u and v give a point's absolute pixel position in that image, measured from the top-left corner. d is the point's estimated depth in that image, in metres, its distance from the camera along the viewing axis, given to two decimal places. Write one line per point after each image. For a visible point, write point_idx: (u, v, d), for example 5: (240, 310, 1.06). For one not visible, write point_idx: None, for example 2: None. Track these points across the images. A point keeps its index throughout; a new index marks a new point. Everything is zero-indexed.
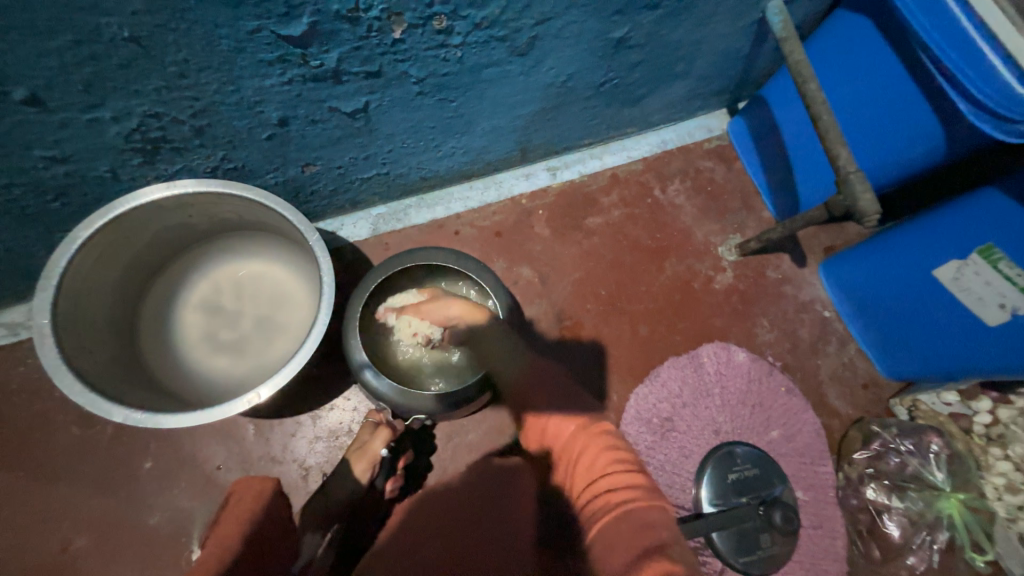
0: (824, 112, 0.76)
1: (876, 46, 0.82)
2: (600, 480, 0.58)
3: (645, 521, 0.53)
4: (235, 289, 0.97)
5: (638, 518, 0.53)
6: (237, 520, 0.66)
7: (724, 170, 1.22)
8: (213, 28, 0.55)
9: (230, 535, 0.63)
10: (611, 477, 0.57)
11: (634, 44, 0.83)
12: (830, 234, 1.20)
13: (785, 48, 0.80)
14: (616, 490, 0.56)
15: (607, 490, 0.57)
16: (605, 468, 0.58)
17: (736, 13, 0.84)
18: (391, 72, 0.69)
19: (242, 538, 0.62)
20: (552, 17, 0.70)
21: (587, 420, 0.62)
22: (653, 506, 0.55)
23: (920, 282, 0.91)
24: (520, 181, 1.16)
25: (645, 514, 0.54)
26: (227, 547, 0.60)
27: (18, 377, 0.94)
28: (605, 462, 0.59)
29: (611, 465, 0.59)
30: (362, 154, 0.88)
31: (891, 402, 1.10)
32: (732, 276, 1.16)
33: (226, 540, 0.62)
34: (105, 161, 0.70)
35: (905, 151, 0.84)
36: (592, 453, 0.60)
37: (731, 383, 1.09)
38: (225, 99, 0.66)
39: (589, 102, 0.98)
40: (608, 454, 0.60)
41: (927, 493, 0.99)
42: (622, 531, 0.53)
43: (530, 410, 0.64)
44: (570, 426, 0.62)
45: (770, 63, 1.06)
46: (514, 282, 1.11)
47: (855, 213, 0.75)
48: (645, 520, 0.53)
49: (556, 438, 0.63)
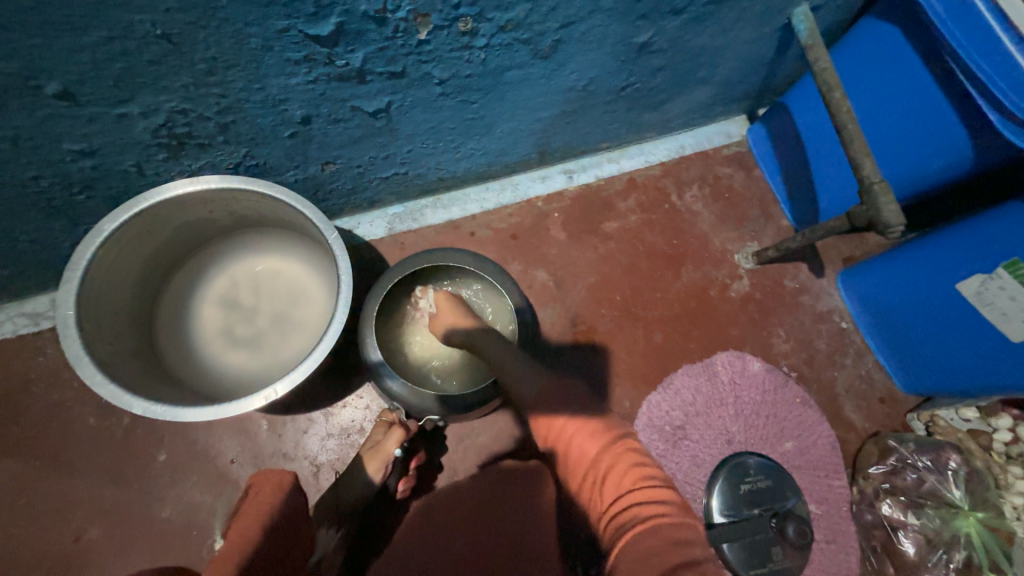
0: (849, 121, 0.75)
1: (903, 54, 0.81)
2: (627, 496, 0.53)
3: (679, 539, 0.50)
4: (252, 285, 0.97)
5: (672, 536, 0.50)
6: (257, 513, 0.64)
7: (743, 177, 1.21)
8: (244, 27, 0.55)
9: (252, 524, 0.62)
10: (642, 492, 0.53)
11: (658, 49, 0.83)
12: (850, 244, 1.18)
13: (811, 55, 0.79)
14: (647, 505, 0.52)
15: (636, 505, 0.52)
16: (634, 484, 0.54)
17: (762, 19, 0.83)
18: (414, 73, 0.69)
19: (263, 529, 0.61)
20: (576, 20, 0.69)
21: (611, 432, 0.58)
22: (684, 523, 0.52)
23: (942, 295, 0.89)
24: (536, 183, 1.15)
25: (678, 531, 0.50)
26: (248, 535, 0.59)
27: (38, 367, 0.96)
28: (634, 478, 0.55)
29: (639, 481, 0.54)
30: (381, 153, 0.89)
31: (909, 417, 1.09)
32: (748, 284, 1.15)
33: (248, 529, 0.61)
34: (132, 156, 0.71)
35: (930, 162, 0.83)
36: (619, 467, 0.56)
37: (745, 392, 1.08)
38: (251, 96, 0.66)
39: (609, 106, 0.98)
40: (636, 470, 0.55)
41: (945, 511, 0.96)
42: (657, 550, 0.49)
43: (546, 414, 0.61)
44: (593, 442, 0.57)
45: (793, 69, 1.05)
46: (529, 284, 1.11)
47: (878, 224, 0.73)
48: (680, 537, 0.50)
49: (578, 455, 0.58)
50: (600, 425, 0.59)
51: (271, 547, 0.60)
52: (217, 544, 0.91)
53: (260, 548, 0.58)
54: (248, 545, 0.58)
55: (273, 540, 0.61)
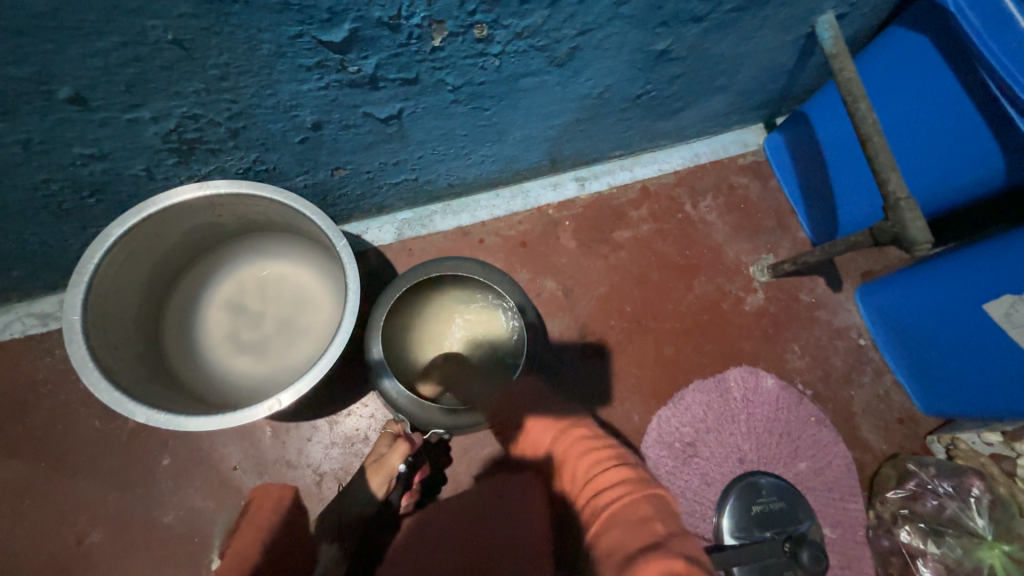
0: (875, 134, 0.72)
1: (933, 65, 0.78)
2: (586, 476, 0.65)
3: (642, 519, 0.56)
4: (259, 289, 0.97)
5: (632, 515, 0.56)
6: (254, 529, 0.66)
7: (758, 187, 1.18)
8: (256, 33, 0.54)
9: (248, 543, 0.64)
10: (597, 471, 0.64)
11: (676, 57, 0.81)
12: (869, 258, 1.15)
13: (835, 65, 0.77)
14: (604, 484, 0.62)
15: (596, 487, 0.62)
16: (587, 462, 0.67)
17: (785, 27, 0.81)
18: (428, 79, 0.68)
19: (260, 547, 0.64)
20: (594, 27, 0.67)
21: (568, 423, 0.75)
22: (644, 500, 0.58)
23: (969, 316, 0.85)
24: (547, 191, 1.14)
25: (637, 509, 0.57)
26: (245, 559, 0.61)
27: (45, 368, 0.96)
28: (585, 457, 0.68)
29: (592, 462, 0.66)
30: (392, 159, 0.87)
31: (928, 439, 1.05)
32: (763, 298, 1.12)
33: (244, 548, 0.63)
34: (142, 160, 0.70)
35: (956, 177, 0.80)
36: (571, 451, 0.70)
37: (758, 410, 1.05)
38: (262, 102, 0.65)
39: (625, 114, 0.96)
40: (584, 447, 0.69)
41: (966, 540, 0.92)
42: (622, 529, 0.56)
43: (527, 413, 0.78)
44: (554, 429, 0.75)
45: (815, 79, 1.02)
46: (537, 293, 1.09)
47: (903, 242, 0.71)
48: (640, 516, 0.56)
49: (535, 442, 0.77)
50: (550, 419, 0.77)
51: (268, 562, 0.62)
52: (216, 563, 0.90)
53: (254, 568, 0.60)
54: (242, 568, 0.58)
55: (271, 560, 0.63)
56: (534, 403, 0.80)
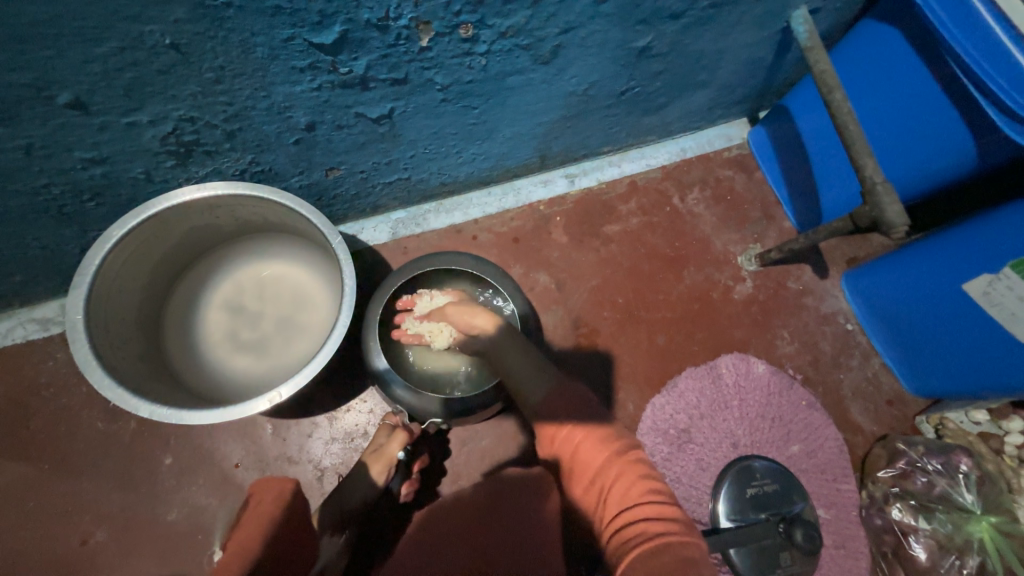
0: (850, 122, 0.74)
1: (902, 54, 0.81)
2: (635, 507, 0.55)
3: (686, 557, 0.51)
4: (257, 289, 0.98)
5: (680, 552, 0.51)
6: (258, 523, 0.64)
7: (744, 178, 1.21)
8: (250, 36, 0.56)
9: (252, 537, 0.62)
10: (649, 507, 0.55)
11: (657, 53, 0.84)
12: (853, 245, 1.18)
13: (810, 57, 0.79)
14: (656, 522, 0.54)
15: (646, 523, 0.54)
16: (641, 495, 0.56)
17: (761, 22, 0.84)
18: (416, 79, 0.70)
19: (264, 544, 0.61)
20: (576, 26, 0.70)
21: (620, 446, 0.60)
22: (691, 542, 0.53)
23: (950, 296, 0.88)
24: (538, 188, 1.16)
25: (685, 549, 0.51)
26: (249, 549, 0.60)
27: (47, 371, 0.97)
28: (641, 490, 0.57)
29: (648, 495, 0.56)
30: (384, 159, 0.90)
31: (918, 419, 1.07)
32: (752, 286, 1.15)
33: (249, 542, 0.61)
34: (141, 163, 0.73)
35: (931, 161, 0.83)
36: (626, 480, 0.57)
37: (750, 395, 1.08)
38: (257, 104, 0.67)
39: (610, 110, 0.98)
40: (641, 483, 0.57)
41: (956, 515, 0.94)
42: (663, 564, 0.50)
43: (547, 420, 0.62)
44: (603, 453, 0.59)
45: (793, 72, 1.05)
46: (531, 288, 1.11)
47: (881, 224, 0.73)
48: (687, 556, 0.51)
49: (586, 464, 0.59)
50: (609, 435, 0.60)
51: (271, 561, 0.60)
52: (216, 556, 0.91)
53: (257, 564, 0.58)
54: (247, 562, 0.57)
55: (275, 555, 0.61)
56: (583, 413, 0.62)
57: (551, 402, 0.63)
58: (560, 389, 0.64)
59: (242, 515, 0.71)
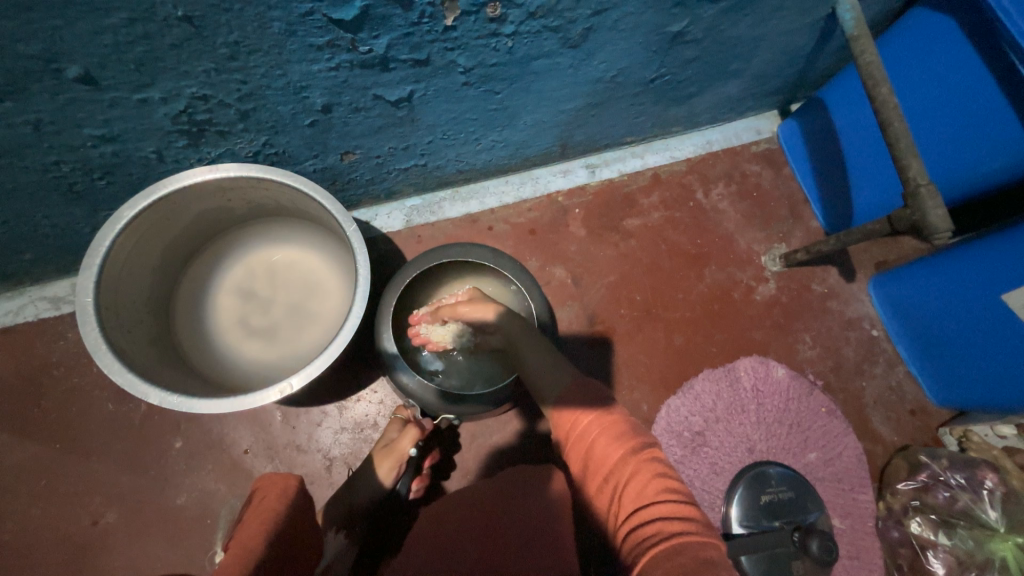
0: (895, 118, 0.68)
1: (957, 46, 0.74)
2: (650, 507, 0.49)
3: (705, 558, 0.45)
4: (268, 275, 0.97)
5: (698, 555, 0.45)
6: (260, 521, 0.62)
7: (772, 174, 1.17)
8: (267, 10, 0.53)
9: (253, 536, 0.59)
10: (666, 506, 0.49)
11: (692, 39, 0.79)
12: (884, 248, 1.13)
13: (856, 47, 0.72)
14: (672, 522, 0.47)
15: (661, 523, 0.47)
16: (657, 494, 0.49)
17: (803, 8, 0.78)
18: (439, 61, 0.67)
19: (267, 543, 0.59)
20: (610, 7, 0.65)
21: (635, 442, 0.54)
22: (710, 543, 0.47)
23: (987, 307, 0.83)
24: (557, 178, 1.12)
25: (703, 550, 0.45)
26: (253, 549, 0.57)
27: (58, 351, 0.97)
28: (657, 488, 0.50)
29: (664, 494, 0.50)
30: (402, 144, 0.86)
31: (941, 431, 1.05)
32: (775, 288, 1.11)
33: (250, 541, 0.59)
34: (152, 142, 0.70)
35: (980, 164, 0.78)
36: (641, 478, 0.51)
37: (768, 400, 1.05)
38: (273, 82, 0.64)
39: (637, 99, 0.94)
40: (658, 481, 0.51)
41: (978, 532, 0.91)
42: (679, 566, 0.44)
43: (561, 422, 0.58)
44: (617, 451, 0.53)
45: (833, 62, 0.99)
46: (546, 282, 1.08)
47: (922, 229, 0.68)
48: (706, 558, 0.45)
49: (599, 462, 0.54)
50: (624, 431, 0.54)
51: (274, 560, 0.58)
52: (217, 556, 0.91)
53: (263, 561, 0.56)
54: (251, 559, 0.55)
55: (278, 552, 0.59)
56: (598, 411, 0.56)
57: (563, 403, 0.59)
58: (574, 385, 0.60)
59: (243, 512, 0.70)
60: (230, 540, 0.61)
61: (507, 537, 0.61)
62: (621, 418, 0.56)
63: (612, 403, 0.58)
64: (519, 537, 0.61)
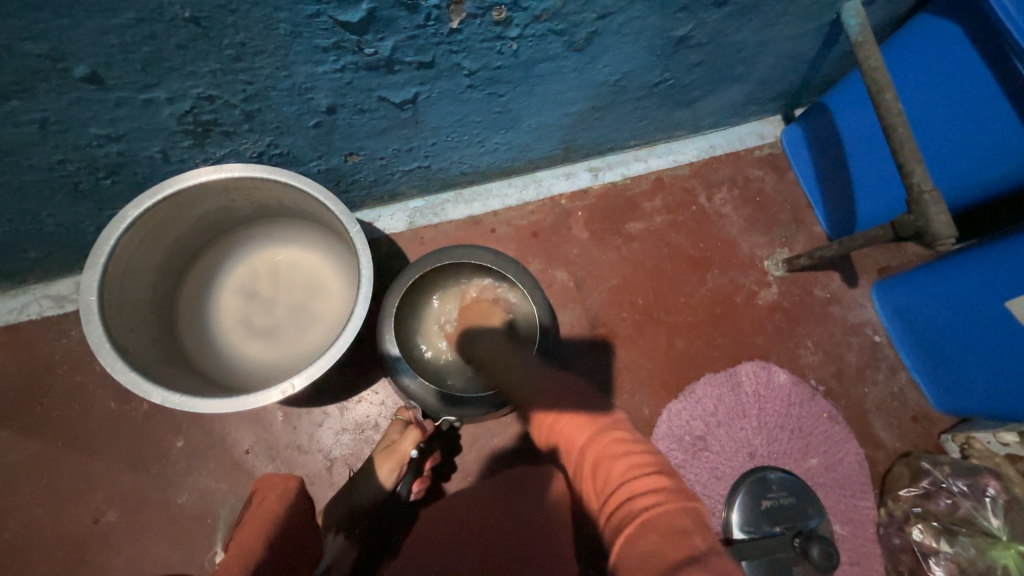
0: (900, 125, 0.68)
1: (963, 55, 0.74)
2: (619, 487, 0.49)
3: (673, 528, 0.44)
4: (271, 275, 0.97)
5: (666, 526, 0.44)
6: (260, 522, 0.62)
7: (775, 179, 1.16)
8: (273, 12, 0.53)
9: (253, 537, 0.59)
10: (632, 482, 0.49)
11: (696, 44, 0.79)
12: (887, 254, 1.13)
13: (861, 53, 0.72)
14: (639, 498, 0.47)
15: (629, 500, 0.48)
16: (623, 473, 0.50)
17: (809, 14, 0.78)
18: (444, 63, 0.67)
19: (268, 545, 0.59)
20: (614, 11, 0.66)
21: (598, 427, 0.54)
22: (682, 510, 0.46)
23: (992, 314, 0.83)
24: (560, 180, 1.12)
25: (671, 519, 0.45)
26: (253, 551, 0.57)
27: (60, 349, 0.97)
28: (623, 467, 0.50)
29: (630, 471, 0.50)
30: (405, 146, 0.87)
31: (943, 438, 1.04)
32: (777, 293, 1.11)
33: (249, 542, 0.59)
34: (157, 143, 0.70)
35: (986, 171, 0.78)
36: (608, 460, 0.51)
37: (770, 405, 1.05)
38: (278, 84, 0.64)
39: (641, 103, 0.94)
40: (623, 459, 0.51)
41: (980, 540, 0.91)
42: (649, 543, 0.43)
43: (540, 420, 0.60)
44: (581, 437, 0.54)
45: (838, 67, 0.99)
46: (549, 284, 1.08)
47: (926, 235, 0.68)
48: (676, 528, 0.44)
49: (573, 454, 0.55)
50: (589, 419, 0.55)
51: (273, 562, 0.57)
52: (217, 557, 0.91)
53: (262, 562, 0.56)
54: (251, 559, 0.55)
55: (277, 554, 0.59)
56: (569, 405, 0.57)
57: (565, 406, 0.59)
58: (579, 393, 0.60)
59: (242, 514, 0.69)
60: (230, 541, 0.61)
61: (505, 544, 0.60)
62: (590, 409, 0.57)
63: (612, 409, 0.58)
64: (518, 542, 0.60)
